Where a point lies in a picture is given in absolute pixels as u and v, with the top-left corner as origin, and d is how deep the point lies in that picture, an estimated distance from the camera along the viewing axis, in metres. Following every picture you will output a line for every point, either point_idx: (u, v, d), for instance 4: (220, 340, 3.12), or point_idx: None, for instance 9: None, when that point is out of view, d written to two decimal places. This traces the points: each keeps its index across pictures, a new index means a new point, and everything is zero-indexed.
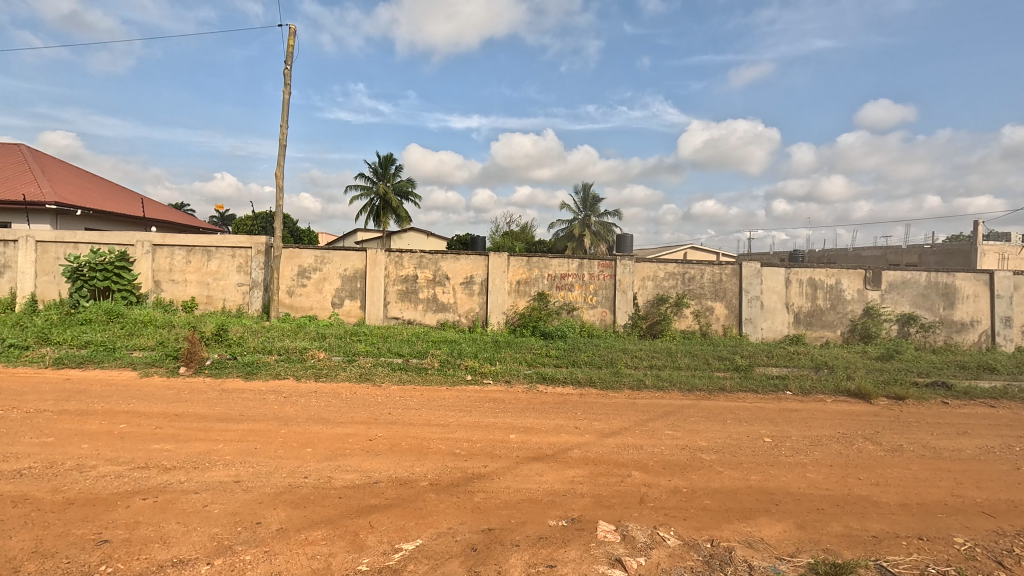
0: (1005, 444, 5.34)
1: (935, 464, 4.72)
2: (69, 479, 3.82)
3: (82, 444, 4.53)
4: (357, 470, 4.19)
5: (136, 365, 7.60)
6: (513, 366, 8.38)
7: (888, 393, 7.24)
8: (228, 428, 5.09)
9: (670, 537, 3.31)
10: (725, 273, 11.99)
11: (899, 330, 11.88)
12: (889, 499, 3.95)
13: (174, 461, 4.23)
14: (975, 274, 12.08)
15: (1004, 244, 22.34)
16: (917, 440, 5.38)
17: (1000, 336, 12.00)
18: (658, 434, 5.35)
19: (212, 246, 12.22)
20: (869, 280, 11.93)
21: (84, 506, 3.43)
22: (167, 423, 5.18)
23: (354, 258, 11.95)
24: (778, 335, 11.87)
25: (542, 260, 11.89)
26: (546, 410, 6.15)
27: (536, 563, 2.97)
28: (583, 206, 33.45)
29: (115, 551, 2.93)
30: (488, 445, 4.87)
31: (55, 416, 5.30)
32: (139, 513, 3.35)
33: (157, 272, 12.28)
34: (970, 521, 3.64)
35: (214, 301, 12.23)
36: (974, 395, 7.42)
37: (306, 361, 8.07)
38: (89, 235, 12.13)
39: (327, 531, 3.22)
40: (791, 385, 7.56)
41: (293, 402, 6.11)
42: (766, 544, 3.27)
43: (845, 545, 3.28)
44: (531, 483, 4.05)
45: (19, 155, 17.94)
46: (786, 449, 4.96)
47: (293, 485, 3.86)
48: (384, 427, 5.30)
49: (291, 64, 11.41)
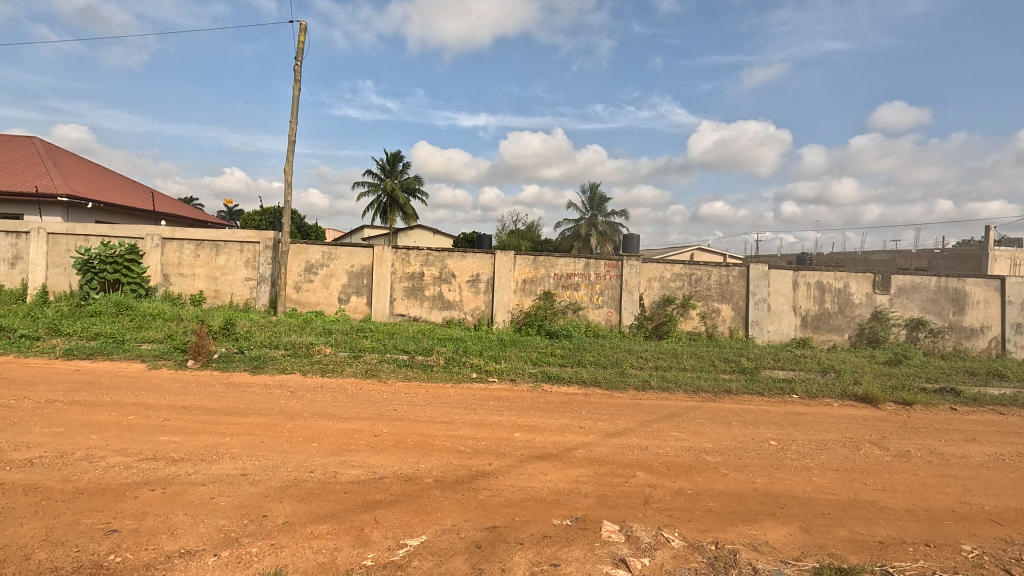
0: (1014, 452, 5.29)
1: (943, 470, 4.69)
2: (79, 469, 3.86)
3: (91, 434, 4.58)
4: (362, 465, 4.20)
5: (144, 357, 7.66)
6: (518, 364, 8.40)
7: (895, 398, 7.19)
8: (235, 421, 5.12)
9: (674, 538, 3.31)
10: (732, 275, 11.92)
11: (907, 335, 11.80)
12: (896, 504, 3.93)
13: (181, 454, 4.27)
14: (985, 279, 11.96)
15: (1015, 250, 22.07)
16: (925, 446, 5.34)
17: (1010, 343, 11.88)
18: (663, 435, 5.34)
19: (221, 241, 12.29)
20: (878, 284, 11.84)
21: (93, 496, 3.47)
22: (175, 416, 5.23)
23: (361, 255, 11.99)
24: (784, 338, 11.81)
25: (548, 259, 11.87)
26: (550, 409, 6.14)
27: (540, 562, 2.97)
28: (590, 206, 33.44)
29: (123, 541, 2.97)
30: (493, 443, 4.89)
31: (64, 406, 5.37)
32: (147, 504, 3.38)
33: (166, 266, 12.38)
34: (979, 528, 3.61)
35: (222, 295, 12.31)
36: (983, 402, 7.34)
37: (313, 357, 8.11)
38: (100, 228, 12.25)
39: (333, 525, 3.24)
40: (797, 388, 7.52)
41: (298, 397, 6.14)
42: (770, 548, 3.25)
43: (851, 550, 3.27)
44: (535, 482, 4.06)
45: (31, 148, 18.12)
46: (792, 453, 4.93)
47: (298, 479, 3.88)
48: (390, 423, 5.31)
49: (301, 61, 11.45)
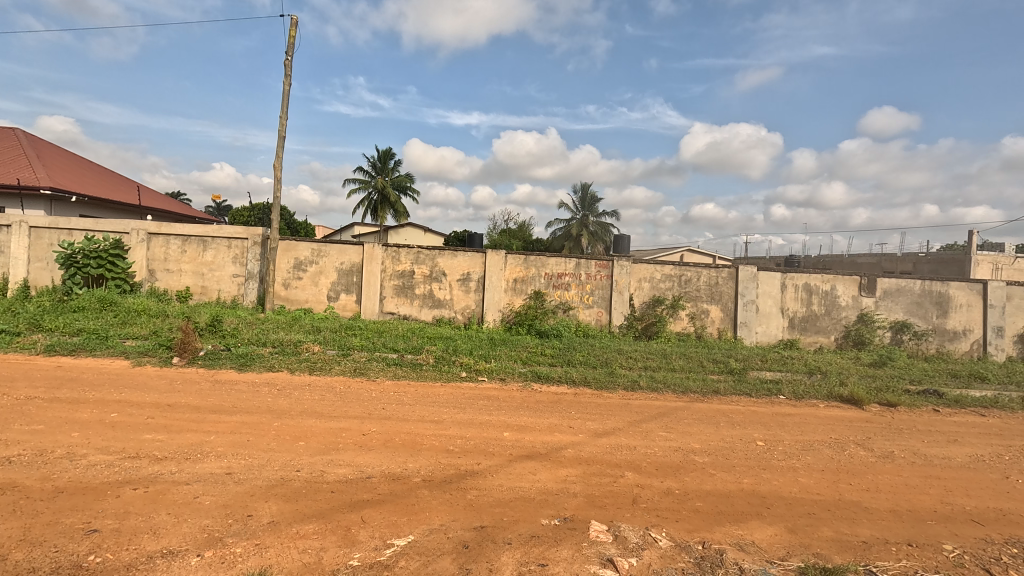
0: (995, 453, 5.37)
1: (927, 471, 4.76)
2: (59, 468, 3.79)
3: (72, 432, 4.49)
4: (350, 464, 4.17)
5: (128, 354, 7.55)
6: (508, 364, 8.39)
7: (880, 399, 7.29)
8: (221, 420, 5.06)
9: (662, 538, 3.32)
10: (722, 276, 12.00)
11: (892, 337, 11.98)
12: (880, 505, 3.98)
13: (166, 452, 4.20)
14: (969, 283, 12.16)
15: (997, 254, 22.50)
16: (910, 448, 5.41)
17: (992, 346, 12.09)
18: (651, 435, 5.37)
19: (208, 237, 12.15)
20: (864, 287, 11.99)
21: (73, 495, 3.40)
22: (160, 413, 5.15)
23: (351, 252, 11.90)
24: (772, 339, 11.92)
25: (539, 258, 11.88)
26: (540, 409, 6.14)
27: (527, 562, 2.97)
28: (581, 206, 33.50)
29: (104, 542, 2.91)
30: (481, 442, 4.86)
31: (45, 403, 5.27)
32: (130, 503, 3.33)
33: (152, 261, 12.19)
34: (960, 529, 3.66)
35: (209, 291, 12.17)
36: (965, 404, 7.48)
37: (301, 354, 8.04)
38: (84, 222, 12.04)
39: (319, 525, 3.21)
40: (784, 389, 7.59)
41: (286, 396, 6.07)
42: (757, 548, 3.28)
43: (835, 550, 3.30)
44: (523, 481, 4.05)
45: (13, 140, 17.75)
46: (779, 454, 4.98)
47: (284, 479, 3.83)
48: (378, 422, 5.28)
49: (291, 56, 11.35)
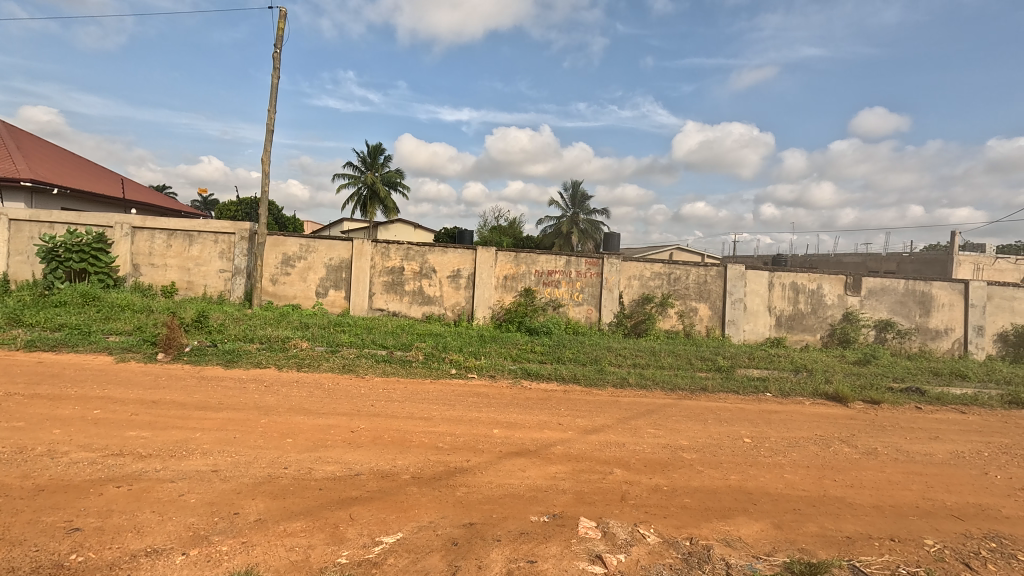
0: (974, 450, 5.49)
1: (909, 467, 4.83)
2: (40, 465, 3.72)
3: (54, 429, 4.41)
4: (338, 462, 4.14)
5: (112, 349, 7.44)
6: (497, 361, 8.37)
7: (864, 397, 7.39)
8: (207, 417, 4.99)
9: (650, 535, 3.34)
10: (710, 275, 12.11)
11: (876, 336, 12.16)
12: (864, 500, 4.05)
13: (150, 450, 4.14)
14: (950, 283, 12.38)
15: (978, 254, 22.97)
16: (892, 444, 5.50)
17: (972, 344, 12.33)
18: (639, 432, 5.40)
19: (194, 231, 11.97)
20: (849, 286, 12.17)
21: (55, 493, 3.34)
22: (144, 410, 5.07)
23: (340, 248, 11.80)
24: (760, 337, 12.05)
25: (530, 256, 11.89)
26: (530, 406, 6.14)
27: (516, 558, 2.97)
28: (572, 204, 33.61)
29: (86, 540, 2.86)
30: (470, 440, 4.85)
31: (25, 399, 5.17)
32: (113, 501, 3.27)
33: (136, 255, 11.99)
34: (940, 524, 3.73)
35: (195, 286, 11.99)
36: (946, 402, 7.61)
37: (289, 351, 7.98)
38: (66, 215, 11.81)
39: (307, 523, 3.18)
40: (771, 386, 7.69)
41: (273, 392, 6.02)
42: (743, 543, 3.32)
43: (820, 545, 3.35)
44: (513, 479, 4.04)
45: None
46: (765, 450, 5.04)
47: (272, 476, 3.80)
48: (367, 419, 5.24)
49: (279, 48, 11.20)
